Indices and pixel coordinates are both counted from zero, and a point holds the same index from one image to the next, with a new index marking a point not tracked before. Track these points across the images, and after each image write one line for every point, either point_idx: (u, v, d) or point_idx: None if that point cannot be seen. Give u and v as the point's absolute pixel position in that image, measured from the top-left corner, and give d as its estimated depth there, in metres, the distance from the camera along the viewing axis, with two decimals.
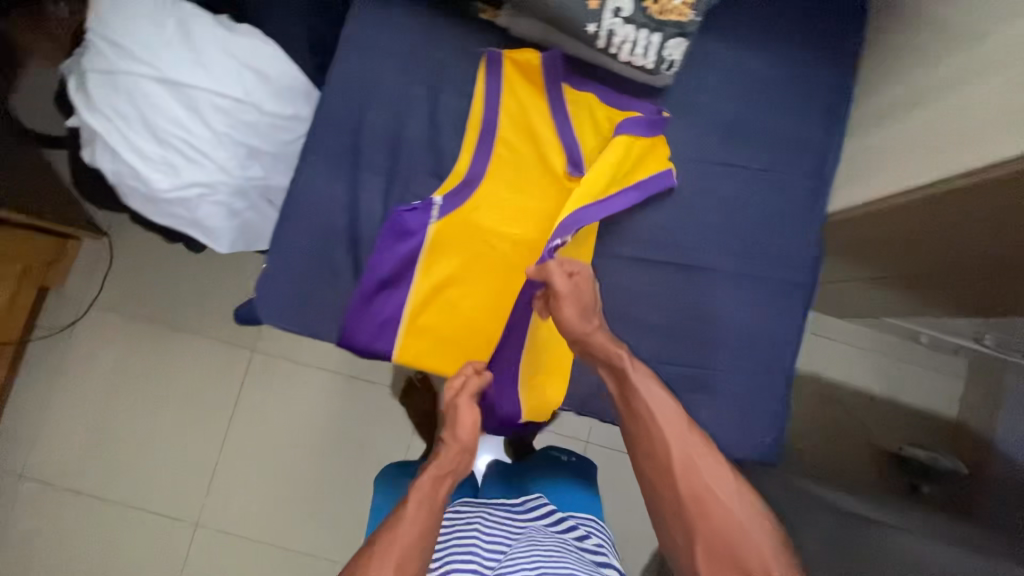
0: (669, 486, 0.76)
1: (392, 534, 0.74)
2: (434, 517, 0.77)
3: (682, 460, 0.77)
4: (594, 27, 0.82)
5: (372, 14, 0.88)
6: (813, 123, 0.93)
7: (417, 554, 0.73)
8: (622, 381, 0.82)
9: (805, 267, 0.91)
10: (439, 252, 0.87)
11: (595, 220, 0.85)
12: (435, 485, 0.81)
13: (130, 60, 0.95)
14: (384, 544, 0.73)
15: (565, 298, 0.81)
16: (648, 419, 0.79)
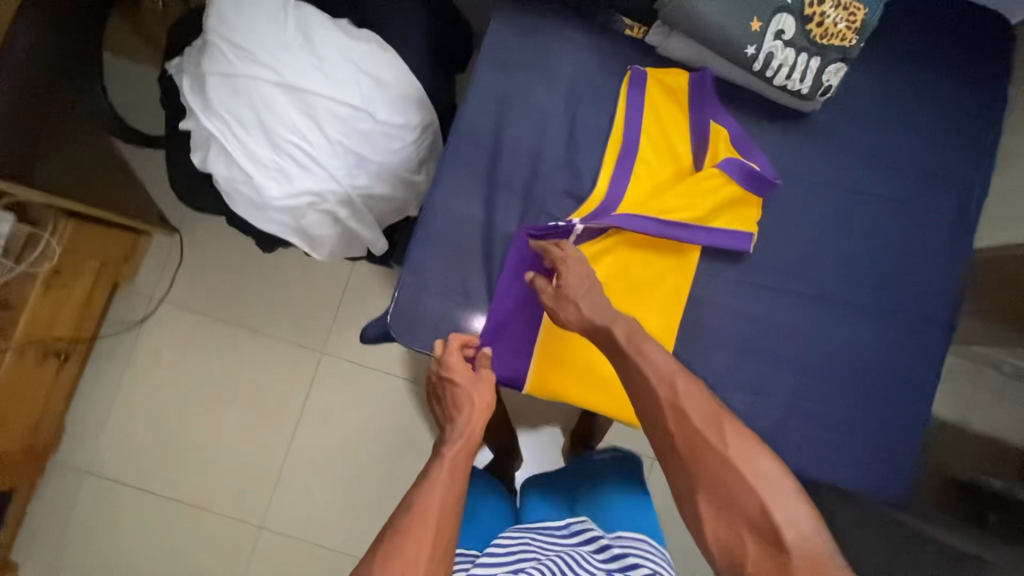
0: (676, 455, 0.69)
1: (417, 508, 0.66)
2: (458, 486, 0.70)
3: (691, 431, 0.69)
4: (753, 50, 0.79)
5: (515, 29, 0.86)
6: (960, 154, 0.89)
7: (448, 521, 0.65)
8: (627, 360, 0.75)
9: (948, 304, 0.88)
10: None
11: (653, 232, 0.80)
12: (462, 456, 0.73)
13: (253, 64, 0.93)
14: (411, 521, 0.64)
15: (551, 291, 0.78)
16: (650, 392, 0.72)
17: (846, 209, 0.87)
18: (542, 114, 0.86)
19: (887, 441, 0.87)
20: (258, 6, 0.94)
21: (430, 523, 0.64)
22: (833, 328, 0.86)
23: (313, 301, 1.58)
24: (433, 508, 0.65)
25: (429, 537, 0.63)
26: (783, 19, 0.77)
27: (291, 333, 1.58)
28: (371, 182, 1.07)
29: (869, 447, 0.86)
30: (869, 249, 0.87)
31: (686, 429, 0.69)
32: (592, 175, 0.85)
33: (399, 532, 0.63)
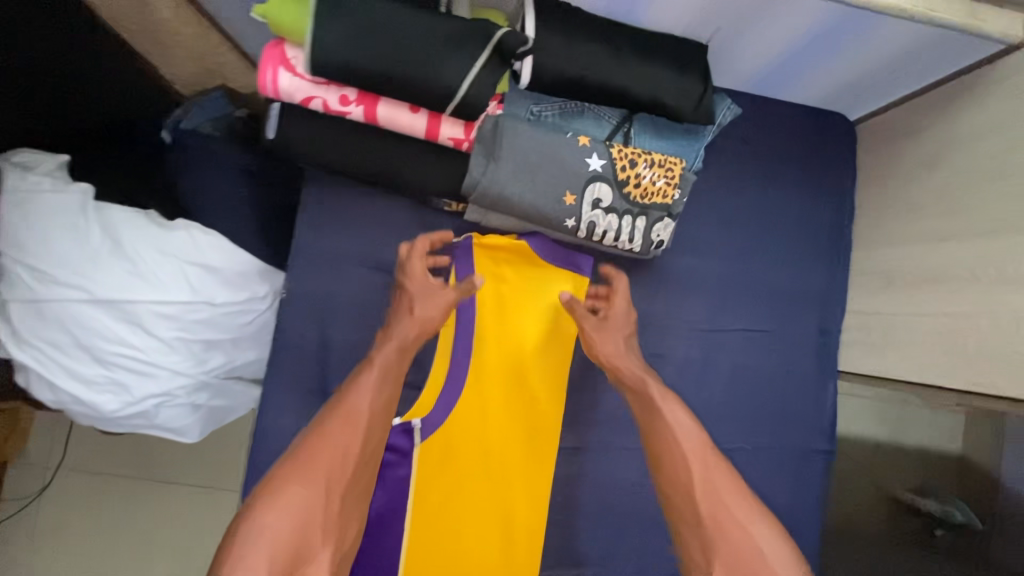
0: (688, 501, 0.65)
1: (348, 413, 0.67)
2: (389, 391, 0.71)
3: (697, 475, 0.66)
4: (573, 221, 0.74)
5: (324, 223, 0.80)
6: (809, 272, 0.87)
7: (376, 426, 0.68)
8: (648, 406, 0.72)
9: (823, 427, 0.86)
10: (431, 472, 0.78)
11: (475, 387, 0.80)
12: (392, 363, 0.72)
13: (54, 285, 0.84)
14: (336, 419, 0.66)
15: (594, 330, 0.76)
16: (666, 434, 0.69)
17: (705, 350, 0.84)
18: (371, 307, 0.81)
19: None
20: (53, 217, 0.86)
21: (356, 432, 0.66)
22: None
23: (222, 440, 1.51)
24: (360, 414, 0.67)
25: (353, 436, 0.66)
26: (598, 188, 0.73)
27: (204, 479, 1.50)
28: (228, 360, 1.00)
29: None
30: (734, 389, 0.84)
31: (698, 481, 0.65)
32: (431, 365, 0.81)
33: (324, 437, 0.64)
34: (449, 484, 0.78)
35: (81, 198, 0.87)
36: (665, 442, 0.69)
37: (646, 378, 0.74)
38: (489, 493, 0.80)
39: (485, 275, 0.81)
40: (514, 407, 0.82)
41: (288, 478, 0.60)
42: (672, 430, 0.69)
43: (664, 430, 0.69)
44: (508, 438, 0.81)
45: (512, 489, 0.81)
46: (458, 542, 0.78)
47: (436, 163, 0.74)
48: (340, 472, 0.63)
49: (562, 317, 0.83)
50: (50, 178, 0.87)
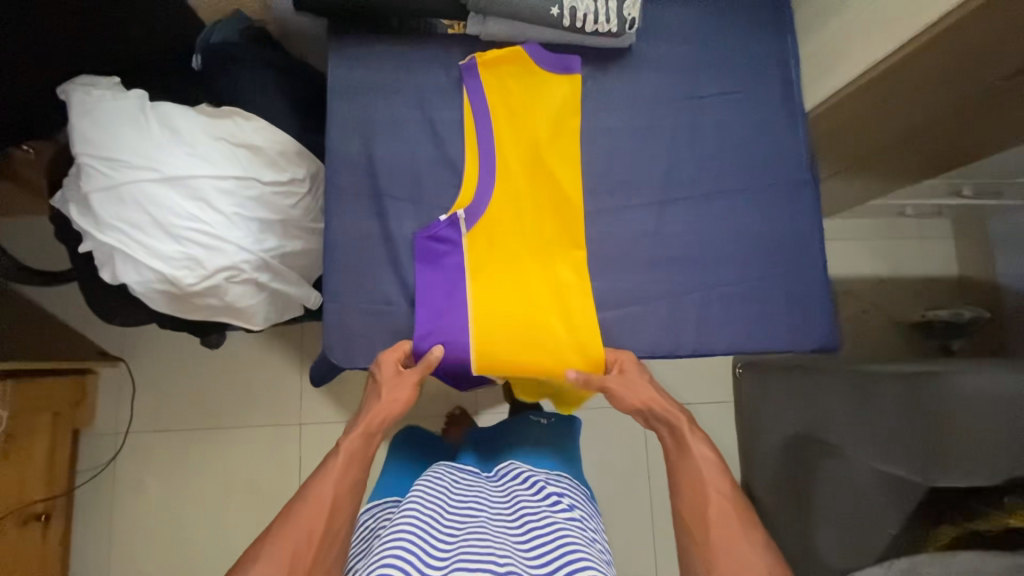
0: (702, 530, 0.73)
1: (316, 495, 0.74)
2: (354, 476, 0.77)
3: (714, 502, 0.75)
4: (557, 9, 0.88)
5: (349, 63, 0.94)
6: (767, 38, 1.00)
7: (341, 507, 0.74)
8: (679, 444, 0.82)
9: (805, 163, 0.98)
10: (479, 255, 0.91)
11: (501, 181, 0.93)
12: (359, 445, 0.80)
13: (129, 170, 0.97)
14: (304, 504, 0.73)
15: (616, 382, 0.87)
16: (692, 473, 0.78)
17: (690, 115, 0.97)
18: (401, 126, 0.94)
19: (799, 298, 0.95)
20: (117, 118, 0.99)
21: (320, 510, 0.72)
22: (718, 218, 0.96)
23: (276, 377, 1.60)
24: (327, 495, 0.74)
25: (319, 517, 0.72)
26: None
27: (266, 416, 1.58)
28: (279, 244, 1.11)
29: (787, 310, 0.95)
30: (723, 144, 0.97)
31: (712, 508, 0.74)
32: (462, 168, 0.94)
33: (289, 523, 0.71)
34: (497, 265, 0.91)
35: (138, 101, 1.01)
36: (689, 476, 0.78)
37: (680, 419, 0.85)
38: (534, 267, 0.92)
39: (488, 85, 0.94)
40: (540, 192, 0.93)
41: (254, 561, 0.67)
42: (699, 469, 0.78)
43: (692, 468, 0.79)
44: (542, 218, 0.93)
45: (551, 262, 0.92)
46: (515, 306, 0.90)
47: None
48: (305, 552, 0.69)
49: (566, 111, 0.94)
50: (111, 90, 1.02)
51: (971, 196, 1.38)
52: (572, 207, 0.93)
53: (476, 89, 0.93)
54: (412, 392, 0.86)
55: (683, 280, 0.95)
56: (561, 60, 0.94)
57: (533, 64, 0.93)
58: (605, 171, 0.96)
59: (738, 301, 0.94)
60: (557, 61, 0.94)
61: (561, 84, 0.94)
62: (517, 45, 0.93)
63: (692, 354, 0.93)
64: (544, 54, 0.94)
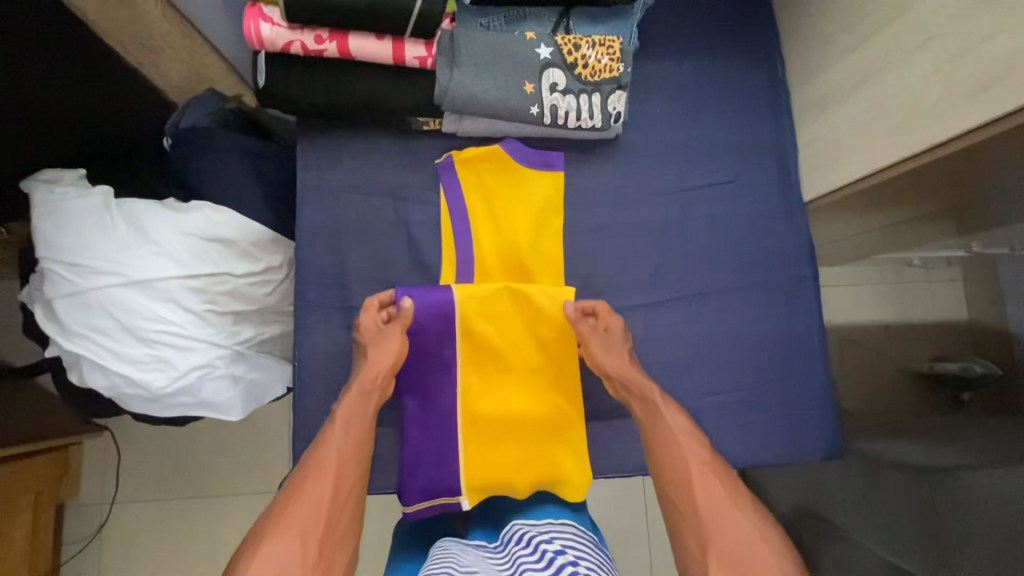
0: (682, 489, 0.69)
1: (319, 463, 0.70)
2: (356, 441, 0.74)
3: (694, 465, 0.71)
4: (537, 108, 0.83)
5: (319, 163, 0.89)
6: (762, 121, 0.94)
7: (348, 470, 0.71)
8: (653, 413, 0.79)
9: (803, 255, 0.92)
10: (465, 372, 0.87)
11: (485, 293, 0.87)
12: (355, 412, 0.77)
13: (94, 275, 0.93)
14: (307, 469, 0.69)
15: (597, 342, 0.84)
16: (668, 437, 0.75)
17: (681, 208, 0.92)
18: (374, 229, 0.89)
19: (798, 402, 0.90)
20: (80, 218, 0.95)
21: (327, 474, 0.69)
22: (712, 318, 0.90)
23: (265, 443, 1.56)
24: (329, 460, 0.71)
25: (324, 483, 0.68)
26: (552, 73, 0.83)
27: (254, 483, 1.55)
28: (255, 333, 1.08)
29: (784, 416, 0.89)
30: (716, 237, 0.92)
31: (692, 471, 0.70)
32: (439, 272, 0.89)
33: (297, 493, 0.66)
34: (478, 373, 0.88)
35: (103, 198, 0.97)
36: (666, 440, 0.75)
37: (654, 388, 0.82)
38: (523, 384, 0.89)
39: (466, 184, 0.88)
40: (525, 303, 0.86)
41: (264, 535, 0.62)
42: (674, 437, 0.75)
43: (667, 433, 0.75)
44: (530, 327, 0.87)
45: (541, 376, 0.89)
46: (500, 418, 0.88)
47: (407, 83, 0.83)
48: (313, 523, 0.64)
49: (548, 211, 0.89)
50: (74, 187, 0.97)
51: None
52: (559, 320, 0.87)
53: (453, 190, 0.88)
54: (402, 344, 0.82)
55: (676, 386, 0.89)
56: (543, 158, 0.89)
57: (514, 163, 0.88)
58: (590, 270, 0.91)
59: (734, 407, 0.89)
60: (538, 159, 0.89)
61: (544, 183, 0.89)
62: (495, 143, 0.88)
63: None
64: (525, 153, 0.89)
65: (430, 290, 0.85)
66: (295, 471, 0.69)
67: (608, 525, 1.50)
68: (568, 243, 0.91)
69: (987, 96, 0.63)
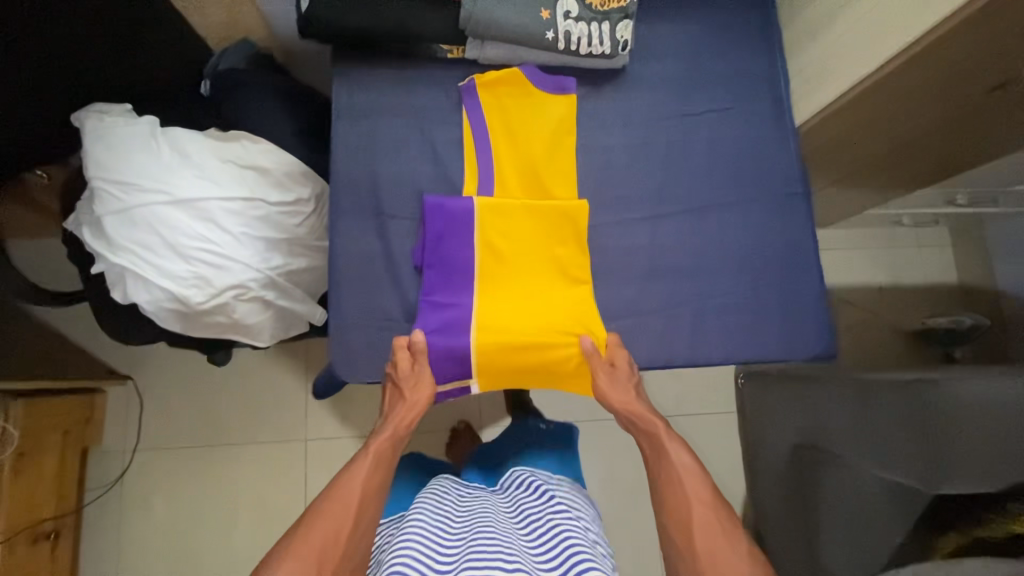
0: (685, 533, 0.82)
1: (344, 492, 0.77)
2: (380, 478, 0.81)
3: (696, 504, 0.84)
4: (552, 34, 0.92)
5: (353, 87, 0.97)
6: (756, 55, 1.03)
7: (369, 505, 0.77)
8: (658, 452, 0.93)
9: (796, 176, 1.01)
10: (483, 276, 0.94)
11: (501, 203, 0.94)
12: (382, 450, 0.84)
13: (140, 193, 1.00)
14: (332, 502, 0.76)
15: (605, 378, 0.90)
16: (673, 478, 0.88)
17: (683, 132, 1.00)
18: (402, 147, 0.97)
19: (793, 308, 0.97)
20: (129, 143, 1.03)
21: (348, 509, 0.75)
22: (713, 232, 0.98)
23: (282, 393, 1.62)
24: (353, 494, 0.77)
25: (347, 516, 0.75)
26: (566, 1, 0.91)
27: (272, 432, 1.60)
28: (286, 260, 1.15)
29: (780, 321, 0.97)
30: (715, 158, 1.00)
31: (694, 512, 0.83)
32: (462, 184, 0.97)
33: (319, 519, 0.74)
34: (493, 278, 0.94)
35: (149, 126, 1.05)
36: (671, 480, 0.88)
37: (660, 426, 0.95)
38: (536, 289, 0.95)
39: (487, 106, 0.97)
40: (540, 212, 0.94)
41: (286, 553, 0.70)
42: (678, 475, 0.88)
43: (672, 473, 0.88)
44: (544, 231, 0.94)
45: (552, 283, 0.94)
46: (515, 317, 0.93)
47: (434, 9, 0.92)
48: (330, 553, 0.71)
49: (562, 130, 0.97)
50: (123, 117, 1.06)
51: (967, 204, 1.39)
52: (574, 227, 0.94)
53: (476, 110, 0.96)
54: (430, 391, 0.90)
55: (680, 292, 0.96)
56: (557, 81, 0.97)
57: (532, 86, 0.97)
58: (600, 187, 0.99)
59: (733, 310, 0.96)
60: (554, 81, 0.97)
61: (558, 103, 0.97)
62: (515, 66, 0.96)
63: (688, 364, 0.94)
64: (541, 76, 0.97)
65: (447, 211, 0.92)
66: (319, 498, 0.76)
67: (615, 471, 1.56)
68: (579, 161, 0.99)
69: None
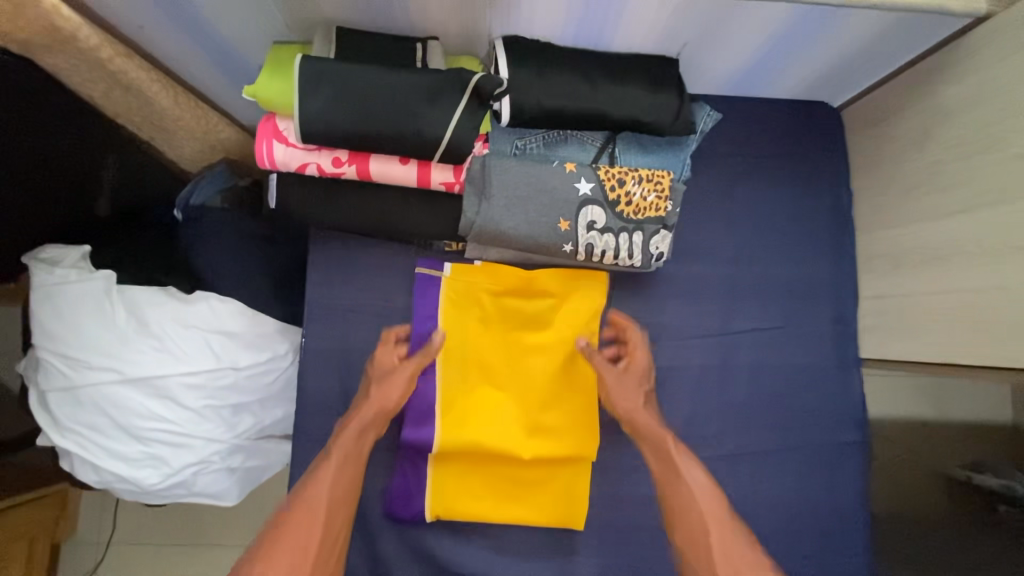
0: (700, 558, 0.64)
1: (307, 505, 0.67)
2: (352, 474, 0.72)
3: (714, 534, 0.65)
4: (571, 246, 0.75)
5: (331, 277, 0.82)
6: (821, 260, 0.85)
7: (340, 509, 0.69)
8: (667, 467, 0.72)
9: (853, 417, 0.84)
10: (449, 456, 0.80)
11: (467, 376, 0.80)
12: (351, 448, 0.73)
13: (89, 370, 0.88)
14: (292, 517, 0.66)
15: (613, 379, 0.77)
16: (683, 499, 0.69)
17: (721, 354, 0.83)
18: None
19: None
20: (79, 306, 0.90)
21: (314, 526, 0.66)
22: (749, 482, 0.81)
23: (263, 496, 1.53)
24: (317, 507, 0.68)
25: (311, 531, 0.66)
26: (591, 210, 0.74)
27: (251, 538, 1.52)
28: (255, 425, 1.02)
29: None
30: (755, 389, 0.83)
31: (710, 536, 0.65)
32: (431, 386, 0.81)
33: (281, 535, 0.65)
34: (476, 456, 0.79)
35: (105, 283, 0.91)
36: (682, 503, 0.69)
37: (668, 437, 0.74)
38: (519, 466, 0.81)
39: (457, 296, 0.80)
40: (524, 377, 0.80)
41: None
42: (691, 495, 0.69)
43: (682, 494, 0.69)
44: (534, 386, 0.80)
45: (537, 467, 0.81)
46: (493, 487, 0.81)
47: (431, 207, 0.76)
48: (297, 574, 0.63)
49: (575, 346, 0.81)
50: (75, 269, 0.91)
51: None
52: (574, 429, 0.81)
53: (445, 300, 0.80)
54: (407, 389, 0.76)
55: None
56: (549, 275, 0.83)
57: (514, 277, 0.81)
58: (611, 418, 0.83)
59: None
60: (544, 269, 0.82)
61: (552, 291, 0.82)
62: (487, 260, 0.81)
63: None
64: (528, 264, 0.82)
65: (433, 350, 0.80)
66: (280, 514, 0.66)
67: None
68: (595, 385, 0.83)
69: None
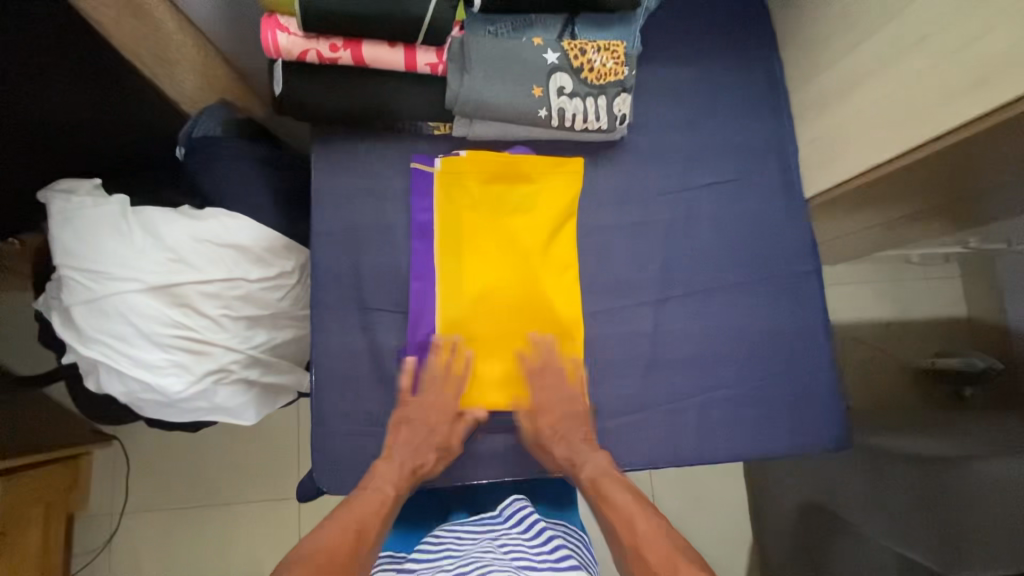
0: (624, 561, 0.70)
1: (363, 525, 0.71)
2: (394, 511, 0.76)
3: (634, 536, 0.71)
4: (545, 111, 0.86)
5: (334, 168, 0.91)
6: (759, 122, 0.99)
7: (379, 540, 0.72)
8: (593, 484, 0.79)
9: (803, 253, 0.97)
10: (452, 345, 0.87)
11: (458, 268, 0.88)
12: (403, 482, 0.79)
13: (111, 281, 0.94)
14: (349, 529, 0.70)
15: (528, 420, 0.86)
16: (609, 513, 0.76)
17: (685, 207, 0.95)
18: (390, 232, 0.91)
19: (803, 392, 0.94)
20: (98, 226, 0.96)
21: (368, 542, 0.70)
22: (716, 311, 0.94)
23: (274, 449, 1.57)
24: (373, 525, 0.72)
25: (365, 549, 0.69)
26: (559, 77, 0.85)
27: (265, 492, 1.55)
28: (269, 337, 1.08)
29: (786, 406, 0.93)
30: (718, 234, 0.95)
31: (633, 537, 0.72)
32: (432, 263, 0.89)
33: (338, 542, 0.68)
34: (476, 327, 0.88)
35: (119, 207, 0.98)
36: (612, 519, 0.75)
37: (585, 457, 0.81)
38: (522, 331, 0.88)
39: (449, 184, 0.90)
40: (510, 263, 0.89)
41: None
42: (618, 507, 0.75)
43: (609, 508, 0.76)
44: (523, 260, 0.89)
45: (535, 332, 0.89)
46: (498, 367, 0.88)
47: (419, 88, 0.86)
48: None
49: (561, 208, 0.91)
50: (91, 196, 0.99)
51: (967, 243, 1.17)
52: (568, 284, 0.90)
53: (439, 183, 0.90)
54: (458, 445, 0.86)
55: (680, 382, 0.92)
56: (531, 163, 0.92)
57: (506, 159, 0.90)
58: (598, 271, 0.93)
59: (736, 398, 0.92)
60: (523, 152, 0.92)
61: (538, 170, 0.91)
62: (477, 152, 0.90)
63: (695, 462, 0.90)
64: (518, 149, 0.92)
65: (430, 237, 0.90)
66: (341, 522, 0.69)
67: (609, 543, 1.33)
68: (582, 243, 0.93)
69: (986, 87, 0.68)
